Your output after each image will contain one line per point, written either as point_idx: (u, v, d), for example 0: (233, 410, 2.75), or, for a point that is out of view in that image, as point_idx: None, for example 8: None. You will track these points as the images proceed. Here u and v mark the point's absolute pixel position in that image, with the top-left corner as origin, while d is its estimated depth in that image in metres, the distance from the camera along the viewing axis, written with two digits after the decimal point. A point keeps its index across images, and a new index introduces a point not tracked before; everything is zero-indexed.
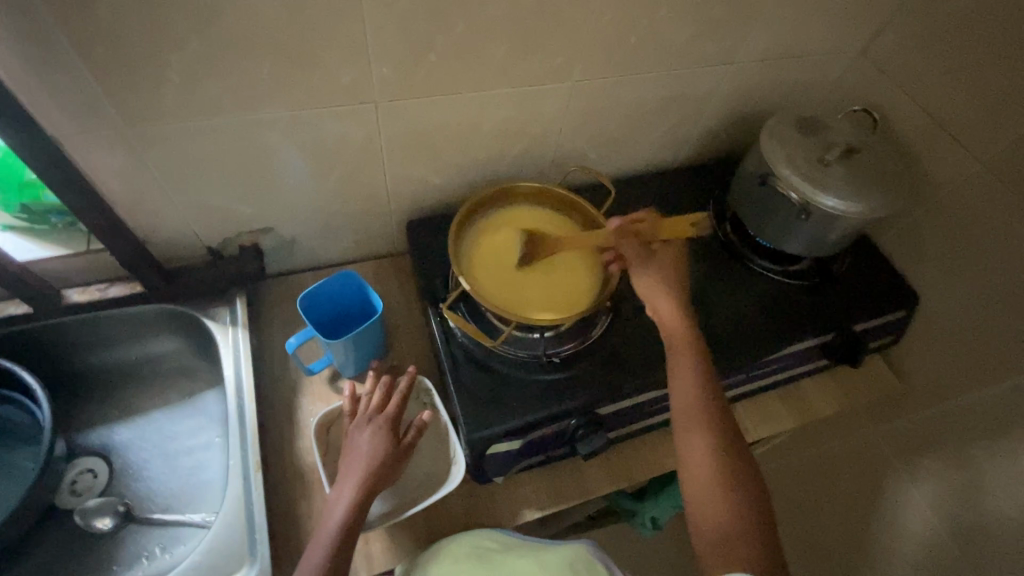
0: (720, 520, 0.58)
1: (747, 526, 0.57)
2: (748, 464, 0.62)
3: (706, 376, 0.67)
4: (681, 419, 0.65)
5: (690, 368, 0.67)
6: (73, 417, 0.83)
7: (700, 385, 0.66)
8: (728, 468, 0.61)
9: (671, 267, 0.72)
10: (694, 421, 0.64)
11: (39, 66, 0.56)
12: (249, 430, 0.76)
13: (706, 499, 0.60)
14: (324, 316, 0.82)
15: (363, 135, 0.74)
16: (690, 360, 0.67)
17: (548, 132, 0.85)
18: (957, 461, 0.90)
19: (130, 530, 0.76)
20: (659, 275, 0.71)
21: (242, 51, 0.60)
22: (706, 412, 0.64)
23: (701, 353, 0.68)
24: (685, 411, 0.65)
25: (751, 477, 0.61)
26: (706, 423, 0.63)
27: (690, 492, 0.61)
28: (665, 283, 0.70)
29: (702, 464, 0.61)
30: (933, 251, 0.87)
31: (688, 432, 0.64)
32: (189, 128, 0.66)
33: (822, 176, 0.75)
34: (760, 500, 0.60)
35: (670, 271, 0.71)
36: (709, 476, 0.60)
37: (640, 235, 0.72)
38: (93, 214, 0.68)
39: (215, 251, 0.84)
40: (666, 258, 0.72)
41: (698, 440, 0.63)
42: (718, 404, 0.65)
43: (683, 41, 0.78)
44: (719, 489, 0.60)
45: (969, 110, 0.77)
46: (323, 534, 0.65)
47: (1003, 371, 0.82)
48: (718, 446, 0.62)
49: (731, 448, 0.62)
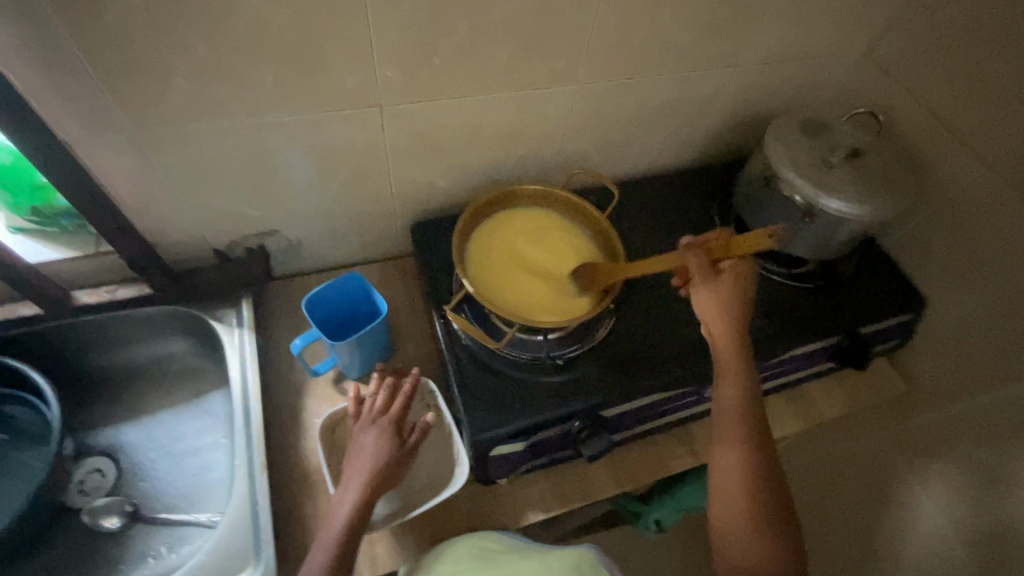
0: (746, 537, 0.61)
1: (770, 544, 0.60)
2: (779, 484, 0.64)
3: (749, 392, 0.67)
4: (720, 433, 0.67)
5: (733, 381, 0.67)
6: (82, 417, 0.84)
7: (741, 401, 0.67)
8: (758, 486, 0.63)
9: (733, 282, 0.69)
10: (733, 435, 0.65)
11: (48, 69, 0.57)
12: (254, 431, 0.77)
13: (732, 512, 0.62)
14: (329, 317, 0.82)
15: (368, 138, 0.75)
16: (733, 374, 0.68)
17: (552, 135, 0.85)
18: (964, 463, 0.89)
19: (137, 530, 0.77)
20: (721, 292, 0.68)
21: (249, 55, 0.61)
22: (743, 428, 0.65)
23: (748, 370, 0.68)
24: (723, 424, 0.66)
25: (780, 497, 0.63)
26: (742, 438, 0.65)
27: (718, 502, 0.64)
28: (726, 304, 0.68)
29: (732, 479, 0.64)
30: (939, 253, 0.87)
31: (724, 445, 0.66)
32: (195, 131, 0.67)
33: (826, 178, 0.75)
34: (784, 520, 0.62)
35: (731, 295, 0.68)
36: (738, 492, 0.63)
37: (711, 251, 0.70)
38: (103, 215, 0.68)
39: (223, 253, 0.85)
40: (730, 279, 0.69)
41: (734, 455, 0.65)
42: (759, 421, 0.66)
43: (686, 44, 0.78)
44: (746, 506, 0.62)
45: (976, 112, 0.77)
46: (327, 534, 0.65)
47: (1010, 373, 0.81)
48: (752, 466, 0.64)
49: (765, 468, 0.64)
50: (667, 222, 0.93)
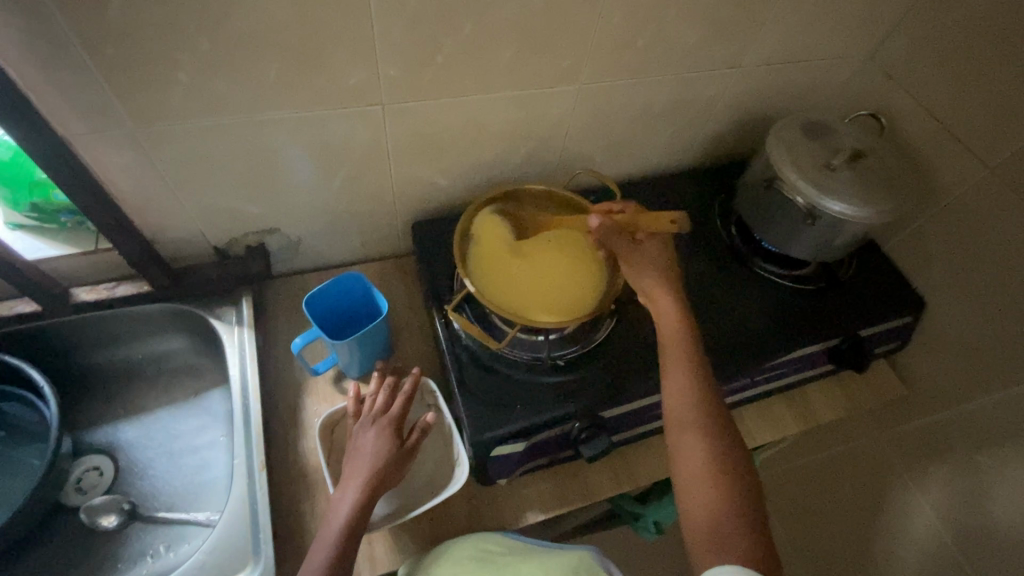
0: (717, 522, 0.57)
1: (742, 531, 0.56)
2: (746, 471, 0.61)
3: (699, 376, 0.65)
4: (674, 421, 0.64)
5: (684, 368, 0.66)
6: (80, 414, 0.84)
7: (692, 385, 0.65)
8: (724, 473, 0.60)
9: (654, 249, 0.72)
10: (688, 420, 0.63)
11: (50, 64, 0.56)
12: (254, 429, 0.77)
13: (700, 500, 0.58)
14: (329, 316, 0.82)
15: (370, 136, 0.75)
16: (684, 362, 0.66)
17: (555, 135, 0.85)
18: (960, 465, 0.90)
19: (134, 528, 0.77)
20: (648, 262, 0.71)
21: (252, 52, 0.61)
22: (701, 414, 0.63)
23: (696, 355, 0.67)
24: (677, 410, 0.64)
25: (748, 483, 0.60)
26: (698, 422, 0.62)
27: (684, 492, 0.60)
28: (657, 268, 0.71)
29: (696, 465, 0.60)
30: (938, 256, 0.87)
31: (680, 432, 0.63)
32: (196, 129, 0.67)
33: (828, 180, 0.75)
34: (756, 505, 0.58)
35: (659, 258, 0.72)
36: (704, 477, 0.59)
37: (622, 226, 0.72)
38: (102, 211, 0.68)
39: (223, 250, 0.84)
40: (654, 249, 0.72)
41: (691, 439, 0.62)
42: (717, 407, 0.64)
43: (690, 44, 0.78)
44: (713, 492, 0.58)
45: (978, 117, 0.77)
46: (327, 534, 0.65)
47: (1007, 376, 0.81)
48: (714, 452, 0.61)
49: (729, 455, 0.61)
50: None
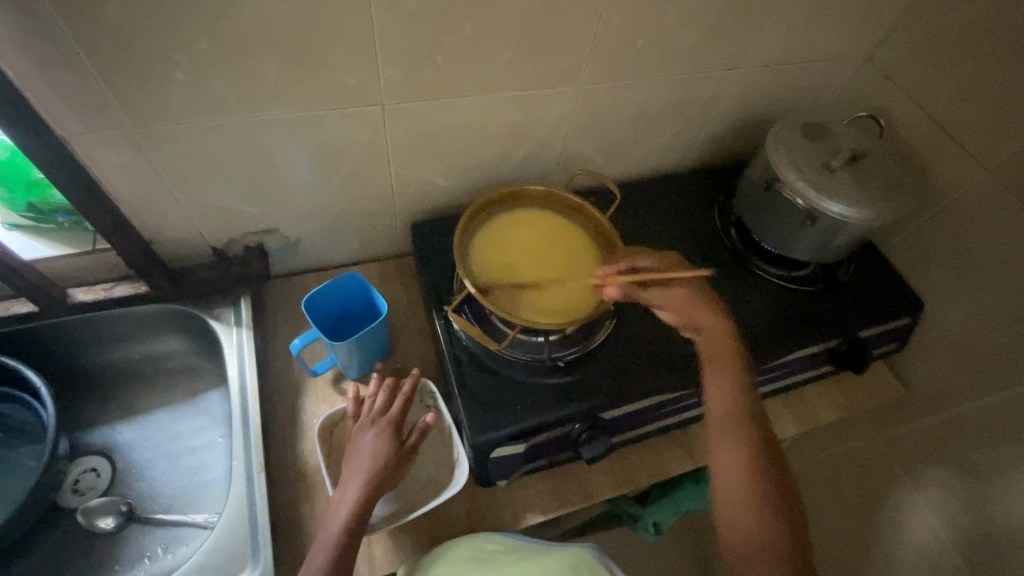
0: (755, 531, 0.60)
1: (779, 538, 0.59)
2: (783, 478, 0.64)
3: (743, 387, 0.68)
4: (716, 428, 0.67)
5: (728, 378, 0.68)
6: (77, 415, 0.83)
7: (735, 395, 0.67)
8: (762, 481, 0.63)
9: (671, 296, 0.70)
10: (730, 430, 0.66)
11: (48, 64, 0.56)
12: (253, 431, 0.76)
13: (740, 508, 0.62)
14: (328, 317, 0.82)
15: (369, 136, 0.74)
16: (729, 370, 0.68)
17: (555, 135, 0.85)
18: (958, 466, 0.90)
19: (132, 530, 0.76)
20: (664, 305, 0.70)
21: (251, 52, 0.61)
22: (743, 422, 0.66)
23: (739, 365, 0.69)
24: (720, 419, 0.67)
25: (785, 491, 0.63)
26: (739, 431, 0.65)
27: (724, 498, 0.63)
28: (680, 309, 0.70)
29: (736, 473, 0.63)
30: (937, 257, 0.87)
31: (721, 440, 0.66)
32: (195, 129, 0.66)
33: (828, 182, 0.75)
34: (794, 515, 0.62)
35: (676, 302, 0.70)
36: (744, 487, 0.62)
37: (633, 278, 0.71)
38: (100, 211, 0.68)
39: (221, 251, 0.84)
40: (667, 298, 0.70)
41: (732, 449, 0.64)
42: (757, 416, 0.67)
43: (690, 45, 0.77)
44: (752, 499, 0.62)
45: (976, 119, 0.77)
46: (326, 535, 0.65)
47: (1005, 378, 0.82)
48: (754, 462, 0.64)
49: (768, 464, 0.64)
50: (669, 224, 0.93)
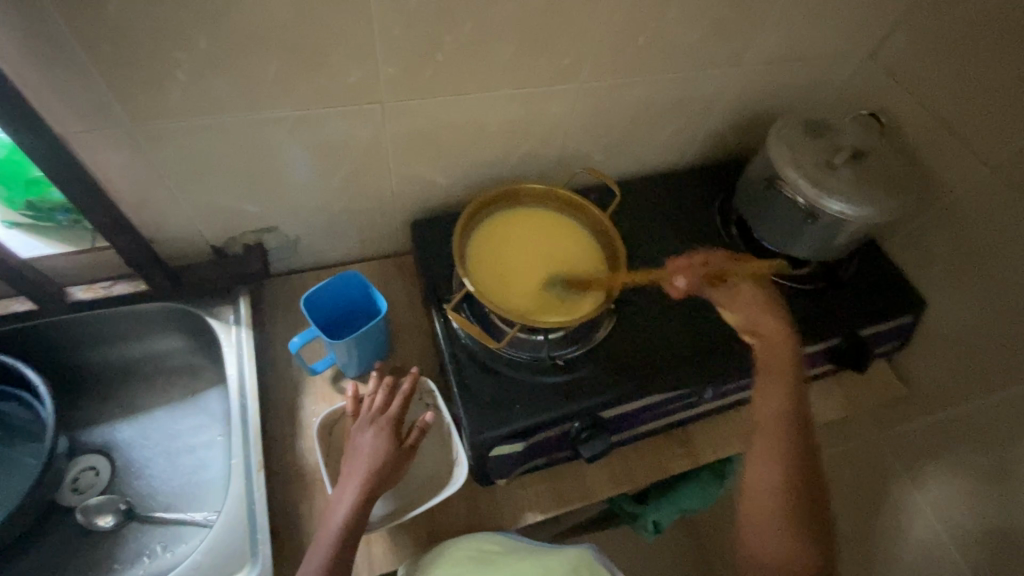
0: (781, 547, 0.61)
1: (805, 557, 0.60)
2: (818, 500, 0.64)
3: (795, 399, 0.66)
4: (760, 437, 0.66)
5: (782, 386, 0.67)
6: (77, 413, 0.83)
7: (786, 406, 0.66)
8: (798, 502, 0.62)
9: (750, 292, 0.72)
10: (773, 441, 0.65)
11: (47, 62, 0.55)
12: (252, 429, 0.76)
13: (769, 521, 0.62)
14: (327, 315, 0.81)
15: (369, 134, 0.74)
16: (783, 383, 0.67)
17: (555, 134, 0.85)
18: (958, 466, 0.90)
19: (131, 529, 0.76)
20: (743, 304, 0.71)
21: (251, 50, 0.60)
22: (788, 438, 0.65)
23: (795, 377, 0.67)
24: (767, 428, 0.66)
25: (817, 514, 0.63)
26: (783, 444, 0.64)
27: (753, 507, 0.64)
28: (763, 308, 0.71)
29: (771, 486, 0.63)
30: (939, 256, 0.87)
31: (763, 450, 0.65)
32: (194, 127, 0.66)
33: (829, 179, 0.75)
34: (822, 537, 0.62)
35: (758, 300, 0.71)
36: (776, 501, 0.62)
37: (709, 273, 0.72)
38: (99, 210, 0.67)
39: (221, 249, 0.84)
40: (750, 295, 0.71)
41: (772, 462, 0.64)
42: (804, 434, 0.66)
43: (691, 43, 0.77)
44: (785, 518, 0.62)
45: (978, 117, 0.77)
46: (325, 535, 0.64)
47: (1006, 377, 0.81)
48: (793, 482, 0.63)
49: (808, 484, 0.64)
50: (670, 223, 0.93)
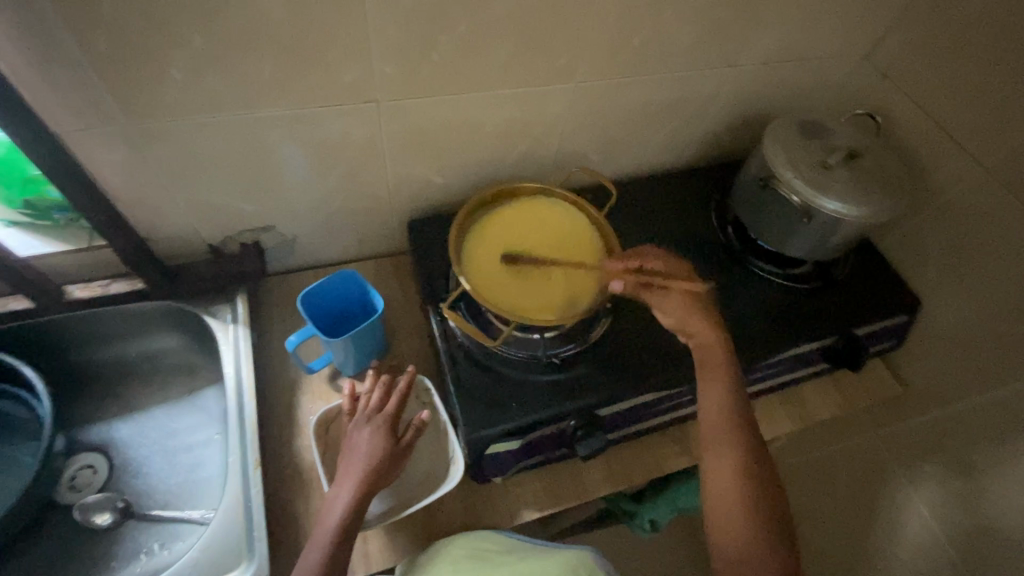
0: (742, 538, 0.63)
1: (768, 542, 0.62)
2: (769, 485, 0.66)
3: (734, 392, 0.69)
4: (708, 435, 0.69)
5: (721, 382, 0.70)
6: (74, 412, 0.83)
7: (726, 399, 0.69)
8: (750, 491, 0.65)
9: (681, 299, 0.71)
10: (722, 436, 0.68)
11: (43, 61, 0.56)
12: (249, 427, 0.76)
13: (729, 515, 0.64)
14: (324, 314, 0.82)
15: (365, 134, 0.74)
16: (722, 378, 0.70)
17: (551, 133, 0.85)
18: (955, 464, 0.90)
19: (129, 526, 0.76)
20: (672, 306, 0.71)
21: (246, 50, 0.61)
22: (734, 429, 0.68)
23: (732, 371, 0.70)
24: (712, 426, 0.69)
25: (771, 500, 0.65)
26: (730, 439, 0.67)
27: (712, 502, 0.66)
28: (692, 308, 0.71)
29: (726, 480, 0.66)
30: (934, 255, 0.87)
31: (714, 447, 0.68)
32: (191, 126, 0.66)
33: (824, 179, 0.75)
34: (780, 519, 0.65)
35: (682, 303, 0.71)
36: (733, 495, 0.65)
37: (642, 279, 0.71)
38: (96, 209, 0.68)
39: (218, 248, 0.84)
40: (678, 297, 0.71)
41: (724, 457, 0.67)
42: (748, 425, 0.69)
43: (686, 43, 0.77)
44: (740, 510, 0.64)
45: (973, 117, 0.77)
46: (321, 533, 0.65)
47: (1003, 376, 0.82)
48: (744, 471, 0.66)
49: (757, 472, 0.66)
50: (666, 222, 0.93)
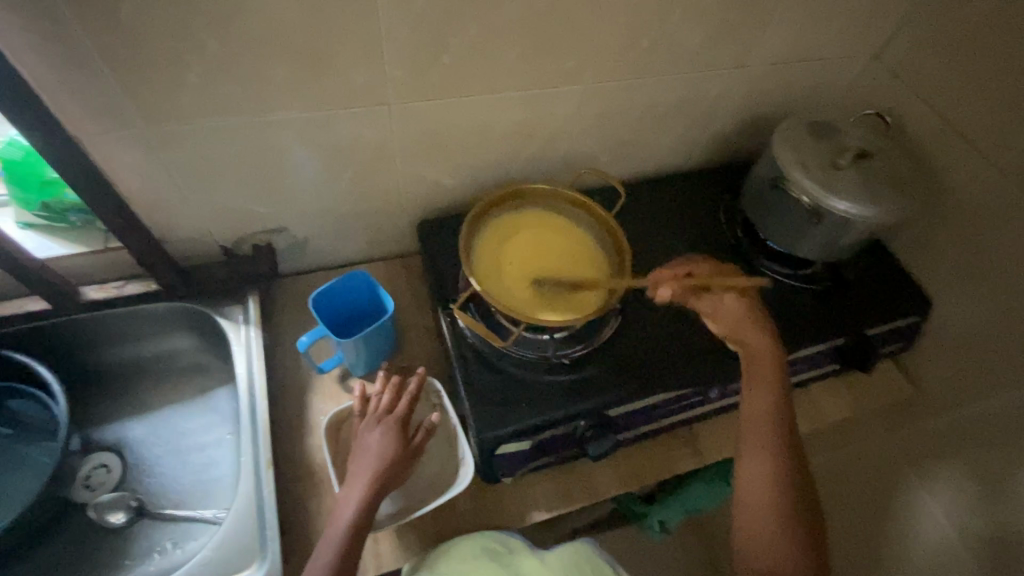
0: (770, 539, 0.64)
1: (794, 546, 0.63)
2: (805, 491, 0.67)
3: (781, 398, 0.69)
4: (749, 436, 0.69)
5: (768, 386, 0.70)
6: (89, 412, 0.84)
7: (771, 404, 0.69)
8: (786, 496, 0.65)
9: (733, 305, 0.72)
10: (761, 439, 0.68)
11: (62, 65, 0.57)
12: (260, 427, 0.77)
13: (760, 516, 0.65)
14: (335, 315, 0.82)
15: (376, 136, 0.75)
16: (767, 382, 0.70)
17: (560, 135, 0.85)
18: (971, 465, 0.90)
19: (142, 525, 0.77)
20: (721, 311, 0.72)
21: (260, 53, 0.61)
22: (777, 434, 0.67)
23: (781, 377, 0.70)
24: (754, 428, 0.68)
25: (802, 507, 0.66)
26: (770, 443, 0.67)
27: (744, 502, 0.67)
28: (741, 318, 0.72)
29: (761, 483, 0.66)
30: (946, 256, 0.87)
31: (752, 449, 0.68)
32: (205, 129, 0.67)
33: (835, 180, 0.75)
34: (811, 525, 0.65)
35: (739, 312, 0.72)
36: (766, 497, 0.65)
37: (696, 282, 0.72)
38: (112, 211, 0.69)
39: (230, 250, 0.85)
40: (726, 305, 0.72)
41: (762, 459, 0.67)
42: (788, 431, 0.68)
43: (695, 44, 0.78)
44: (773, 514, 0.65)
45: (985, 117, 0.77)
46: (332, 533, 0.65)
47: (1017, 377, 0.81)
48: (781, 476, 0.66)
49: (792, 478, 0.66)
50: (676, 223, 0.93)
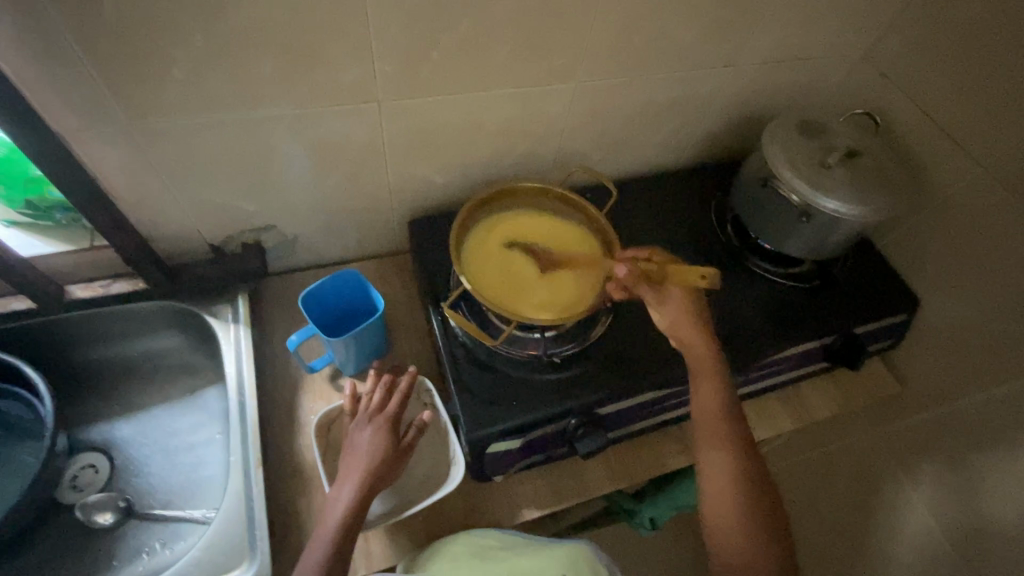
0: (740, 536, 0.64)
1: (764, 538, 0.64)
2: (763, 479, 0.68)
3: (726, 392, 0.70)
4: (704, 436, 0.69)
5: (713, 382, 0.70)
6: (76, 412, 0.84)
7: (719, 398, 0.70)
8: (747, 489, 0.66)
9: (682, 301, 0.72)
10: (716, 436, 0.68)
11: (44, 60, 0.56)
12: (250, 426, 0.77)
13: (727, 514, 0.65)
14: (325, 314, 0.82)
15: (366, 133, 0.75)
16: (714, 378, 0.70)
17: (551, 133, 0.85)
18: (954, 461, 0.91)
19: (130, 526, 0.77)
20: (673, 307, 0.72)
21: (247, 49, 0.61)
22: (727, 429, 0.69)
23: (724, 372, 0.71)
24: (705, 427, 0.69)
25: (766, 496, 0.67)
26: (722, 439, 0.68)
27: (709, 503, 0.67)
28: (686, 314, 0.72)
29: (722, 481, 0.67)
30: (933, 254, 0.87)
31: (709, 449, 0.68)
32: (192, 125, 0.66)
33: (824, 179, 0.75)
34: (776, 513, 0.66)
35: (686, 306, 0.72)
36: (729, 495, 0.66)
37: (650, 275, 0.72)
38: (97, 209, 0.68)
39: (219, 248, 0.84)
40: (677, 305, 0.71)
41: (719, 456, 0.68)
42: (739, 423, 0.70)
43: (686, 43, 0.78)
44: (736, 511, 0.65)
45: (972, 116, 0.77)
46: (323, 532, 0.65)
47: (1001, 374, 0.82)
48: (737, 470, 0.67)
49: (749, 470, 0.67)
50: (666, 221, 0.93)
